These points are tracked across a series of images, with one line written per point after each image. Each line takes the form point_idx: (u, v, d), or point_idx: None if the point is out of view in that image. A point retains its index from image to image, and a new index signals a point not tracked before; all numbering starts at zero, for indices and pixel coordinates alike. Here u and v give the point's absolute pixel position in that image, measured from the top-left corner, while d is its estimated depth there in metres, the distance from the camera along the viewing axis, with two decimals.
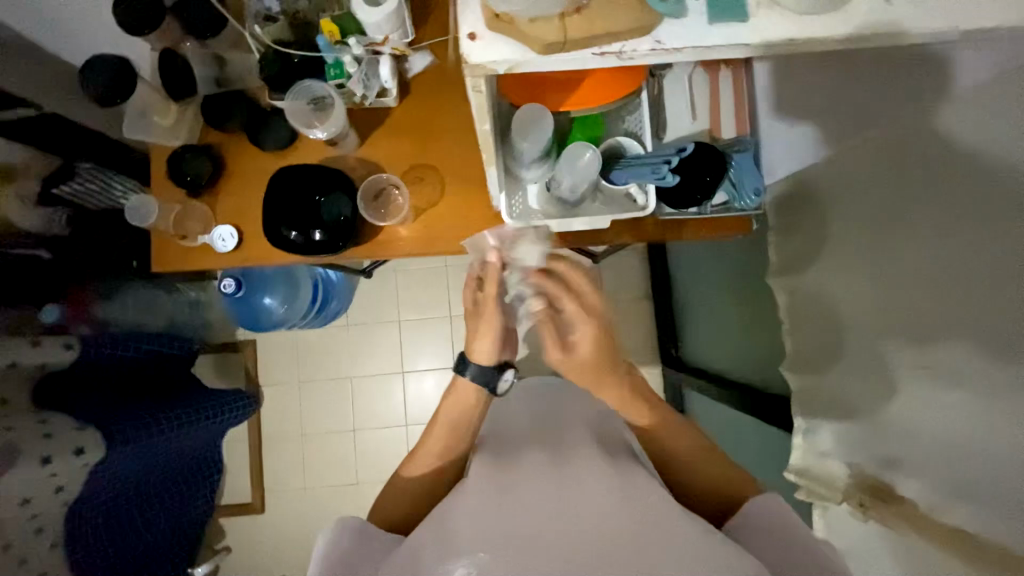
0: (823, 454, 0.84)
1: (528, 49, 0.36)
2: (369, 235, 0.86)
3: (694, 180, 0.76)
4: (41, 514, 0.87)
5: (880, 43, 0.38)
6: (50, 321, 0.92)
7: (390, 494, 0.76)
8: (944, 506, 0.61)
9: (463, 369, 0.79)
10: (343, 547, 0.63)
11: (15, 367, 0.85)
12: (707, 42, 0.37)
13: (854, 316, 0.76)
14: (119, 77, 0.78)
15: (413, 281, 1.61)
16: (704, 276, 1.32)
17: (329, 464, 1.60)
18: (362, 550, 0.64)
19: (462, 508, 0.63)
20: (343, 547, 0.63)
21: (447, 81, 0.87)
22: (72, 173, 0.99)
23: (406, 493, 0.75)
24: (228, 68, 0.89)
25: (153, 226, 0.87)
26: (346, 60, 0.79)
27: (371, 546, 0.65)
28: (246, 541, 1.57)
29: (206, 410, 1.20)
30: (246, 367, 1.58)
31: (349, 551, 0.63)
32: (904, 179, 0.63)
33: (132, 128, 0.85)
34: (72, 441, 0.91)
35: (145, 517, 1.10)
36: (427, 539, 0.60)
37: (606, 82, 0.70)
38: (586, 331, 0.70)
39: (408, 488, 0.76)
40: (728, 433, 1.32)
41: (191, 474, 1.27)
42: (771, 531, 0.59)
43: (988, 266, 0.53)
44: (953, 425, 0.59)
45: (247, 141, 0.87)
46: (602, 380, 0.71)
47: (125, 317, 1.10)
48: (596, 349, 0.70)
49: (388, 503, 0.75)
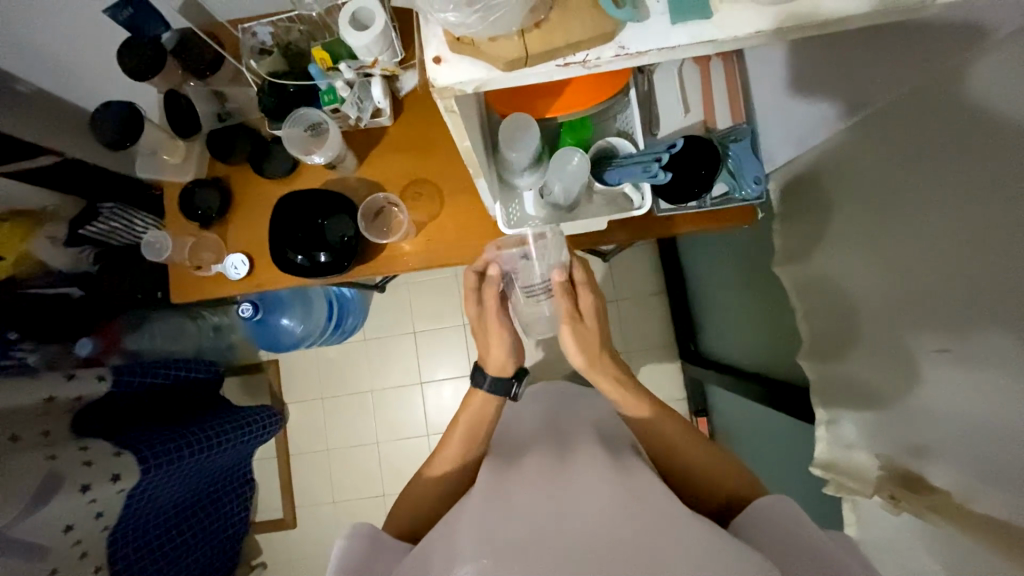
0: (849, 446, 0.82)
1: (493, 68, 0.37)
2: (374, 252, 0.88)
3: (689, 174, 0.75)
4: (85, 539, 0.88)
5: (856, 23, 0.37)
6: (85, 353, 1.00)
7: (408, 504, 0.77)
8: (978, 495, 0.58)
9: (480, 379, 0.82)
10: (356, 555, 0.64)
11: (53, 401, 0.89)
12: (671, 42, 0.37)
13: (870, 301, 0.73)
14: (128, 122, 0.83)
15: (425, 292, 1.63)
16: (716, 267, 1.29)
17: (355, 477, 1.63)
18: (373, 558, 0.65)
19: (471, 516, 0.64)
20: (357, 554, 0.64)
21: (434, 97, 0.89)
22: (96, 214, 1.04)
23: (424, 502, 0.76)
24: (228, 102, 0.92)
25: (169, 260, 0.91)
26: (338, 85, 0.81)
27: (379, 556, 0.66)
28: (281, 556, 1.61)
29: (236, 429, 1.19)
30: (269, 384, 1.63)
31: (362, 560, 0.64)
32: (911, 155, 0.61)
33: (145, 167, 0.90)
34: (108, 468, 0.89)
35: (177, 531, 1.12)
36: (442, 550, 0.62)
37: (591, 84, 0.70)
38: (589, 298, 0.77)
39: (425, 497, 0.77)
40: (752, 426, 1.29)
41: (221, 491, 1.30)
42: (791, 529, 0.57)
43: (1004, 240, 0.50)
44: (981, 409, 0.56)
45: (251, 171, 0.90)
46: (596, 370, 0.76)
47: (155, 348, 1.16)
48: (599, 325, 0.77)
49: (407, 515, 0.75)
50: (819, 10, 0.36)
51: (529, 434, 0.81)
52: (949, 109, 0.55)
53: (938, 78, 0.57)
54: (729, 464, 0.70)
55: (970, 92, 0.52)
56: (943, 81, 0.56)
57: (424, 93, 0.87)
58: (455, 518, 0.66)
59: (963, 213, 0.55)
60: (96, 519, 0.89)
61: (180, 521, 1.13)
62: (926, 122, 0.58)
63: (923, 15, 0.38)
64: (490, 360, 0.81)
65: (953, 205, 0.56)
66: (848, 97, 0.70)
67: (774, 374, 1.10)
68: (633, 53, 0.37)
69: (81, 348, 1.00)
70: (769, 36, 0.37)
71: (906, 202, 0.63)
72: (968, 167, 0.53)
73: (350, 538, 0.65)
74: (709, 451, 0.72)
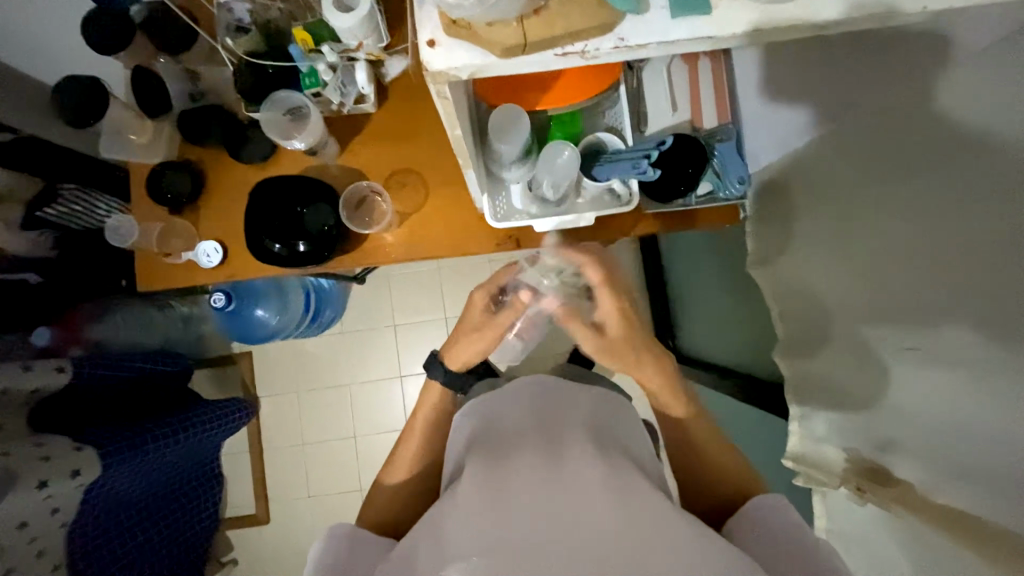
0: (819, 440, 0.84)
1: (490, 55, 0.36)
2: (355, 243, 0.86)
3: (676, 172, 0.76)
4: (41, 536, 0.84)
5: (843, 25, 0.38)
6: (42, 343, 0.95)
7: (383, 501, 0.78)
8: (940, 486, 0.61)
9: (434, 367, 0.84)
10: (336, 553, 0.64)
11: (6, 393, 0.83)
12: (672, 37, 0.36)
13: (841, 301, 0.76)
14: (91, 97, 0.77)
15: (407, 286, 1.60)
16: (697, 266, 1.32)
17: (332, 471, 1.60)
18: (353, 555, 0.65)
19: (456, 514, 0.63)
20: (333, 555, 0.63)
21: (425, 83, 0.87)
22: (55, 195, 0.97)
23: (398, 495, 0.78)
24: (201, 82, 0.88)
25: (135, 246, 0.86)
26: (320, 67, 0.77)
27: (361, 552, 0.65)
28: (253, 552, 1.57)
29: (202, 421, 1.15)
30: (243, 379, 1.58)
31: (341, 559, 0.63)
32: (886, 158, 0.63)
33: (110, 146, 0.84)
34: (69, 464, 0.86)
35: (142, 528, 1.08)
36: (422, 546, 0.61)
37: (582, 78, 0.69)
38: (610, 302, 0.73)
39: (401, 490, 0.79)
40: (727, 421, 1.32)
41: (187, 487, 1.26)
42: (776, 533, 0.59)
43: (969, 243, 0.53)
44: (946, 405, 0.59)
45: (225, 155, 0.86)
46: (629, 361, 0.75)
47: (119, 338, 1.11)
48: (617, 337, 0.74)
49: (383, 512, 0.76)
50: (813, 15, 0.36)
51: (517, 421, 0.78)
52: (924, 113, 0.57)
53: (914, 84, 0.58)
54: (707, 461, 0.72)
55: (946, 99, 0.53)
56: (914, 90, 0.58)
57: (418, 81, 0.87)
58: (440, 516, 0.65)
59: (933, 217, 0.57)
60: (52, 516, 0.85)
61: (145, 518, 1.09)
62: (899, 128, 0.60)
63: (905, 21, 0.39)
64: (453, 353, 0.84)
65: (925, 208, 0.58)
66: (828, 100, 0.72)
67: (751, 370, 1.12)
68: (633, 46, 0.37)
69: (40, 336, 0.96)
70: (765, 36, 0.38)
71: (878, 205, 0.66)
72: (938, 173, 0.56)
73: (328, 539, 0.65)
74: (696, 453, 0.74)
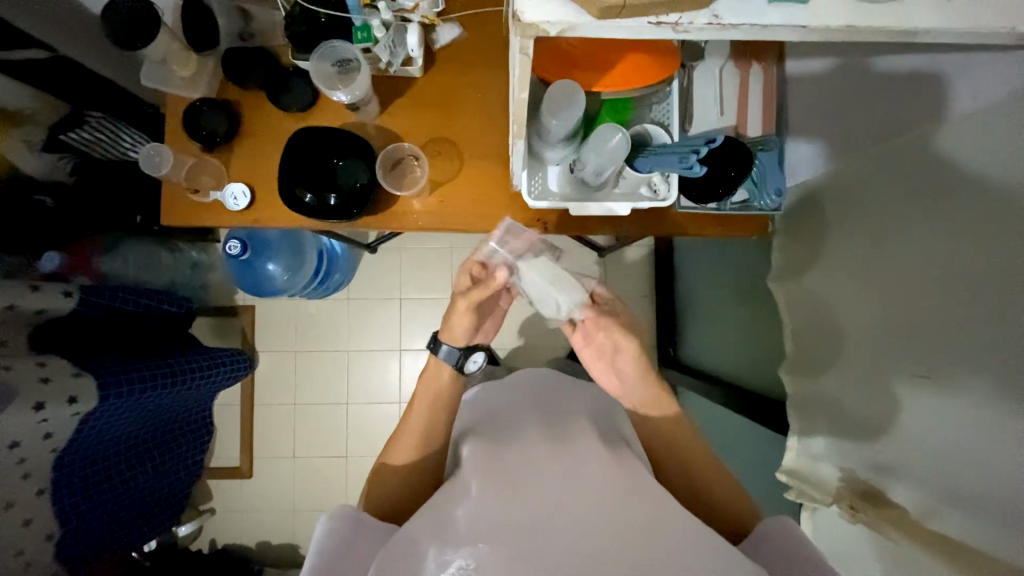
0: (816, 459, 0.85)
1: (585, 13, 0.37)
2: (384, 205, 0.85)
3: (719, 173, 0.77)
4: (30, 459, 0.84)
5: (929, 36, 0.38)
6: (49, 268, 0.93)
7: (385, 485, 0.75)
8: (938, 513, 0.62)
9: (435, 348, 0.78)
10: (337, 537, 0.64)
11: (14, 309, 0.82)
12: (764, 20, 0.37)
13: (853, 326, 0.77)
14: (142, 20, 0.76)
15: (418, 261, 1.60)
16: (711, 278, 1.32)
17: (320, 434, 1.60)
18: (354, 539, 0.64)
19: (466, 499, 0.63)
20: (335, 535, 0.64)
21: (489, 45, 0.87)
22: (81, 121, 0.99)
23: (403, 479, 0.75)
24: (252, 22, 0.87)
25: (165, 176, 0.85)
26: (374, 23, 0.76)
27: (364, 535, 0.65)
28: (232, 505, 1.58)
29: (198, 367, 1.15)
30: (243, 331, 1.57)
31: (342, 542, 0.63)
32: (926, 187, 0.64)
33: (151, 75, 0.84)
34: (67, 389, 0.85)
35: (125, 465, 1.07)
36: (426, 528, 0.61)
37: (641, 66, 0.69)
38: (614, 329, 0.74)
39: (403, 475, 0.75)
40: (719, 435, 1.33)
41: (176, 430, 1.26)
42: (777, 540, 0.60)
43: (999, 276, 0.54)
44: (951, 434, 0.60)
45: (265, 100, 0.86)
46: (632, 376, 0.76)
47: (125, 274, 1.11)
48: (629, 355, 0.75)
49: (386, 494, 0.74)
50: (901, 20, 0.37)
51: (522, 416, 0.79)
52: (978, 145, 0.57)
53: (966, 116, 0.59)
54: (709, 466, 0.73)
55: (1009, 130, 0.54)
56: (975, 120, 0.58)
57: (494, 44, 0.86)
58: (447, 501, 0.64)
59: (969, 249, 0.57)
60: (43, 441, 0.84)
61: (131, 455, 1.09)
62: (948, 157, 0.61)
63: (988, 41, 0.39)
64: (448, 329, 0.76)
65: (961, 238, 0.59)
66: (876, 125, 0.72)
67: (752, 386, 1.13)
68: (724, 25, 0.37)
69: (47, 262, 0.94)
70: (856, 33, 0.38)
71: (910, 234, 0.66)
72: (980, 206, 0.56)
73: (330, 523, 0.64)
74: (702, 453, 0.74)
